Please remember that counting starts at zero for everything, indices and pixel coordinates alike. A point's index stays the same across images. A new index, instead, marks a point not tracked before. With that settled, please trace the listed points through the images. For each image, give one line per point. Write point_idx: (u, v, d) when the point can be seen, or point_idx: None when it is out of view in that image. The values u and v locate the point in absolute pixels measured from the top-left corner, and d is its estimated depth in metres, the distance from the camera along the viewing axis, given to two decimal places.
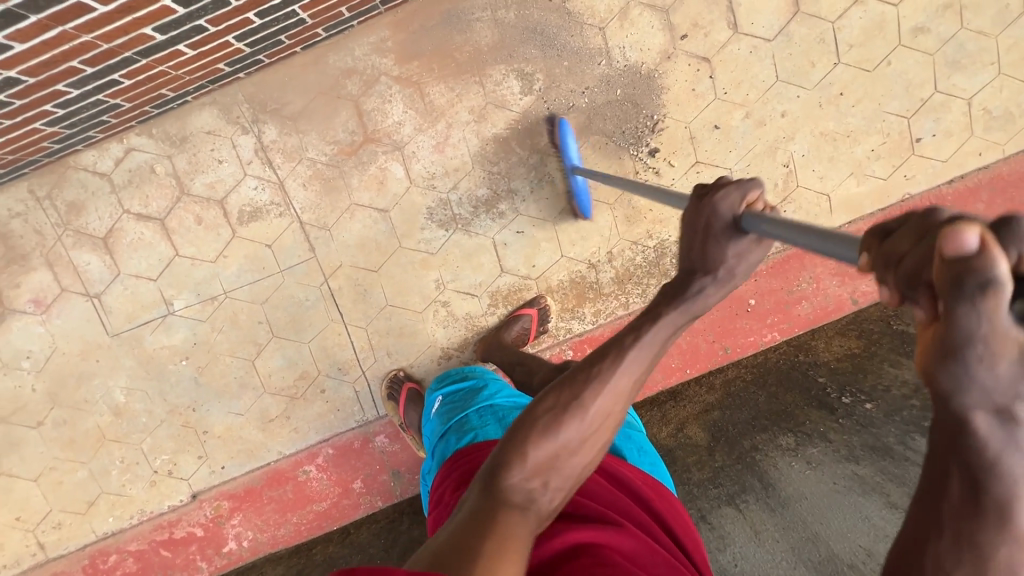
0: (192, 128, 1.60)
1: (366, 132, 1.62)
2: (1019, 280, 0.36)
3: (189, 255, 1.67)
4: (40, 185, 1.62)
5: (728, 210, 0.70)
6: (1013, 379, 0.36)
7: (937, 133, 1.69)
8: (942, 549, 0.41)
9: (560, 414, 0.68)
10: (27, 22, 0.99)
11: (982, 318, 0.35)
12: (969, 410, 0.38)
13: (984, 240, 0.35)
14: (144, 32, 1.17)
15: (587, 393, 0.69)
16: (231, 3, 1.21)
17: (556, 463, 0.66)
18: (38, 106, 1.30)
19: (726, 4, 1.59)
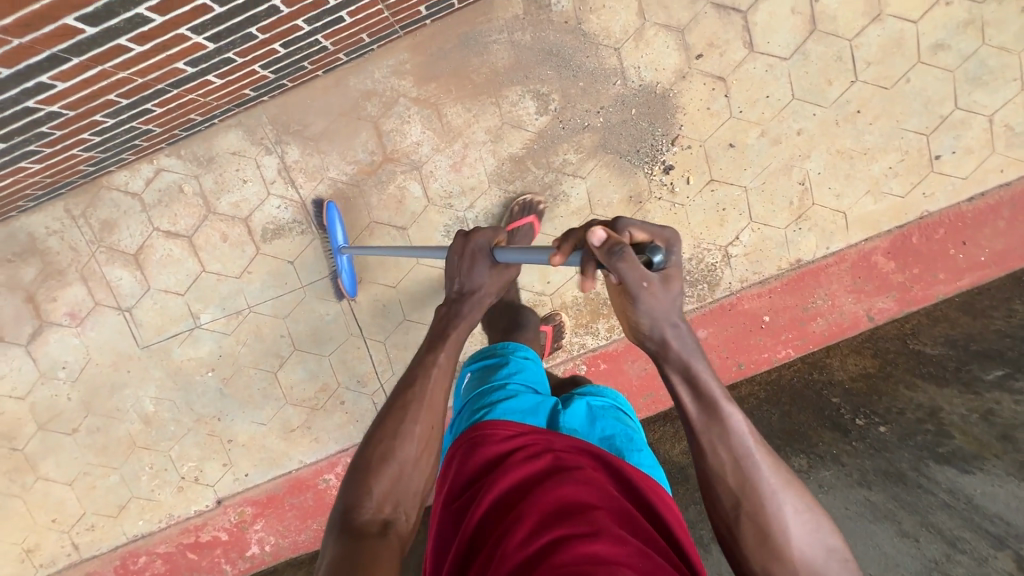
0: (218, 149, 1.66)
1: (385, 152, 1.66)
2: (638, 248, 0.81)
3: (216, 271, 1.73)
4: (76, 205, 1.69)
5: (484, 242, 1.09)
6: (661, 295, 0.81)
7: (957, 150, 1.67)
8: (711, 429, 0.79)
9: (390, 443, 0.91)
10: (69, 65, 1.05)
11: (630, 270, 0.76)
12: (661, 326, 0.83)
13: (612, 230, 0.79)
14: (177, 66, 1.22)
15: (408, 418, 0.93)
16: (258, 37, 1.25)
17: (399, 483, 0.89)
18: (76, 134, 1.37)
19: (742, 23, 1.59)
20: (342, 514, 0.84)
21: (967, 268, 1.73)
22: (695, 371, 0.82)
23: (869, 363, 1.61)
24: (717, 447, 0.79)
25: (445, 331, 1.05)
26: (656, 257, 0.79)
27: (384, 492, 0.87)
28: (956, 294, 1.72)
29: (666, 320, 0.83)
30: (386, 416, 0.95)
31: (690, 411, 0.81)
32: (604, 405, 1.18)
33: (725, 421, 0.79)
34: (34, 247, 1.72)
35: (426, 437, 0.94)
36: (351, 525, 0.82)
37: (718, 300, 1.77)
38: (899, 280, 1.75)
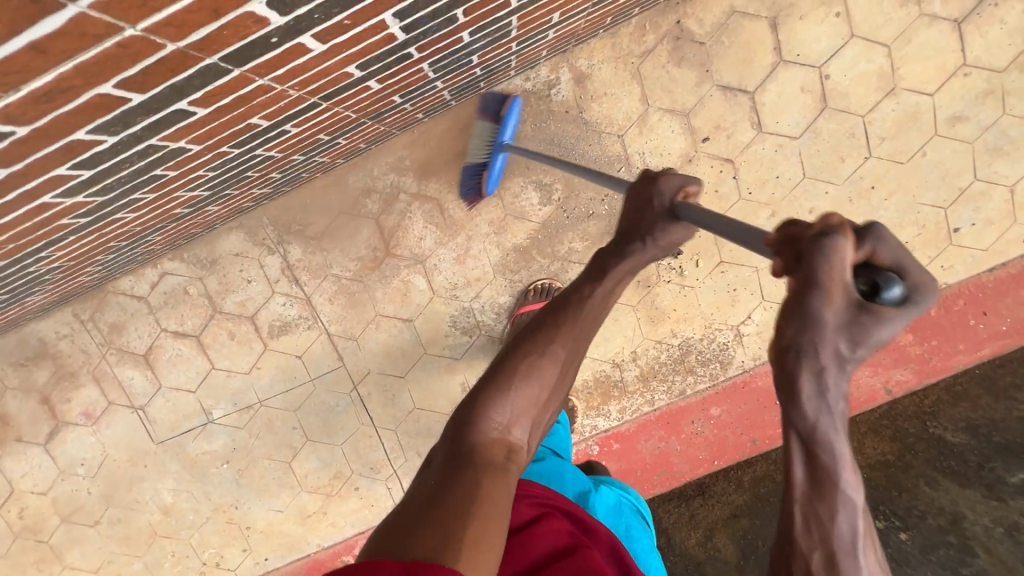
0: (221, 251, 1.65)
1: (387, 247, 1.64)
2: (865, 266, 0.51)
3: (225, 368, 1.73)
4: (84, 309, 1.70)
5: (669, 195, 0.80)
6: (837, 330, 0.48)
7: (977, 222, 1.62)
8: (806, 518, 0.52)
9: (533, 362, 0.81)
10: (59, 255, 1.11)
11: (833, 267, 0.49)
12: (800, 369, 0.50)
13: (840, 225, 0.51)
14: (169, 221, 1.27)
15: (556, 343, 0.83)
16: (250, 182, 1.27)
17: (523, 414, 0.80)
18: (83, 272, 1.41)
19: (749, 103, 1.54)
20: (460, 422, 0.79)
21: (987, 338, 1.67)
22: (831, 440, 0.50)
23: (889, 447, 1.52)
24: (818, 539, 0.52)
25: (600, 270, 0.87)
26: (892, 286, 0.49)
27: (509, 414, 0.79)
28: (976, 365, 1.66)
29: (826, 351, 0.49)
30: (536, 326, 0.85)
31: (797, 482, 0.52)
32: (627, 501, 1.16)
33: (842, 520, 0.52)
34: (45, 351, 1.73)
35: (565, 366, 0.84)
36: (472, 443, 0.75)
37: (730, 376, 1.74)
38: (916, 351, 1.70)
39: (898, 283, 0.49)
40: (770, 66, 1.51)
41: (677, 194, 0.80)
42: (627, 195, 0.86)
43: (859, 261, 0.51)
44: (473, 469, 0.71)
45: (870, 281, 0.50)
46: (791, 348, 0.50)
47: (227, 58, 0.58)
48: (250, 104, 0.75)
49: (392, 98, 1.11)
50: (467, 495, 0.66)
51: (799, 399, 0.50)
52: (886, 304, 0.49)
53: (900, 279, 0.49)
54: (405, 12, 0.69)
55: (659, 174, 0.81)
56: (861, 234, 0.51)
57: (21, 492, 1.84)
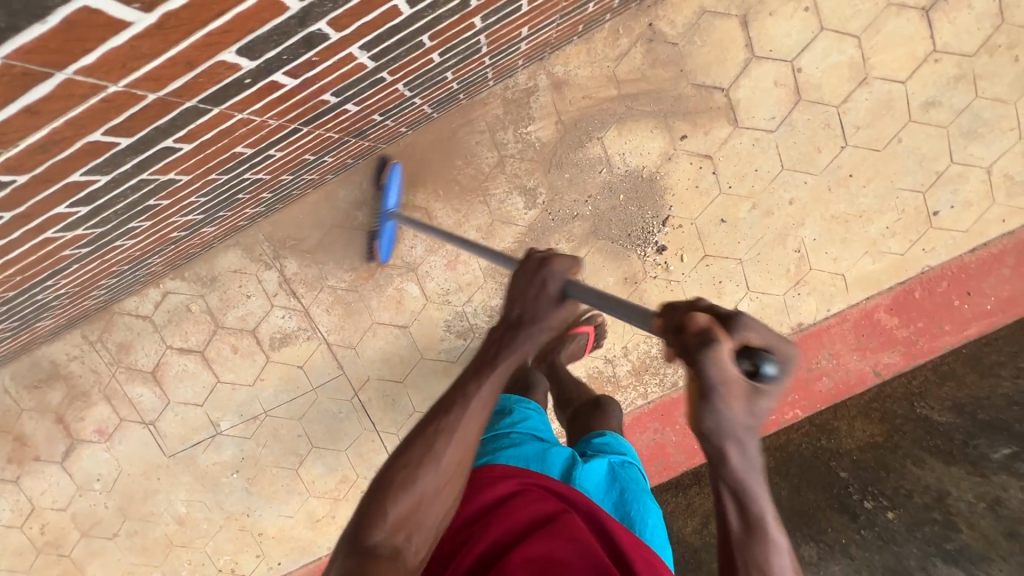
0: (220, 269, 1.71)
1: (380, 257, 1.69)
2: (742, 350, 0.62)
3: (230, 381, 1.79)
4: (92, 330, 1.77)
5: (561, 278, 0.80)
6: (742, 413, 0.63)
7: (956, 205, 1.65)
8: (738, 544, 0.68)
9: (414, 467, 0.77)
10: (61, 283, 1.18)
11: (723, 367, 0.61)
12: (726, 444, 0.65)
13: (709, 319, 0.63)
14: (167, 244, 1.34)
15: (439, 446, 0.78)
16: (240, 203, 1.33)
17: (416, 515, 0.77)
18: (88, 296, 1.48)
19: (725, 100, 1.58)
20: (354, 527, 0.77)
21: (973, 317, 1.71)
22: (751, 488, 0.67)
23: (877, 429, 1.59)
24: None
25: (489, 360, 0.81)
26: (767, 365, 0.61)
27: (404, 509, 0.76)
28: (964, 345, 1.70)
29: (734, 432, 0.64)
30: (424, 426, 0.80)
31: (733, 527, 0.68)
32: (619, 465, 1.16)
33: (774, 546, 0.67)
34: (58, 372, 1.80)
35: (460, 451, 0.79)
36: (361, 547, 0.74)
37: None
38: (902, 334, 1.74)
39: (772, 361, 0.61)
40: (743, 62, 1.55)
41: (567, 270, 0.81)
42: (511, 276, 0.83)
43: (738, 347, 0.62)
44: (366, 567, 0.71)
45: (752, 362, 0.61)
46: (708, 433, 0.64)
47: (205, 100, 0.63)
48: (232, 136, 0.80)
49: (371, 116, 1.16)
50: None
51: (729, 462, 0.66)
52: (766, 379, 0.61)
53: (772, 358, 0.61)
54: (370, 45, 0.74)
55: (547, 254, 0.81)
56: (729, 322, 0.62)
57: (42, 508, 1.90)
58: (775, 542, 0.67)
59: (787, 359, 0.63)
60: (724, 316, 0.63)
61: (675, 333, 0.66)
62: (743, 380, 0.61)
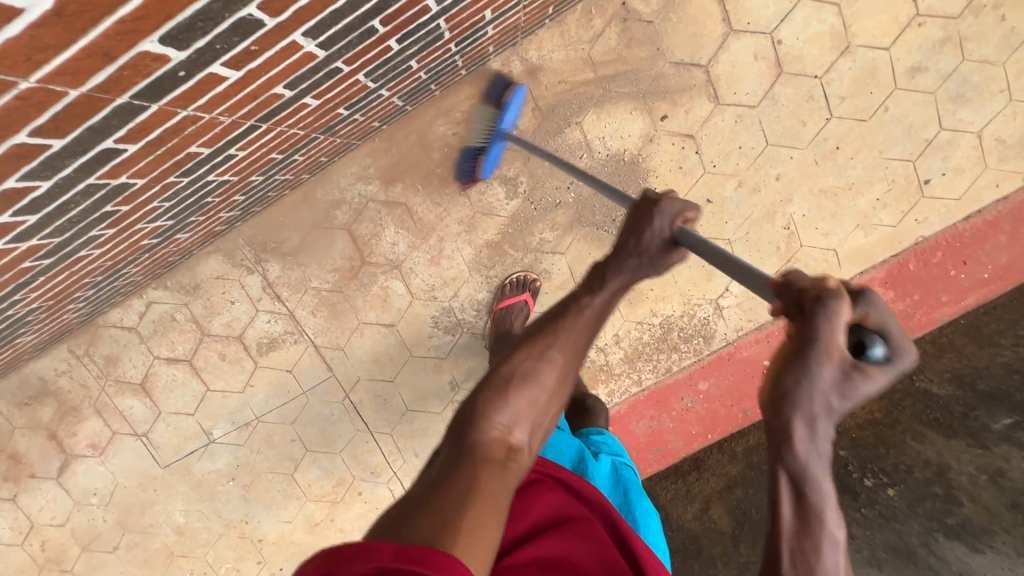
0: (202, 276, 1.69)
1: (362, 256, 1.67)
2: (855, 324, 0.53)
3: (220, 388, 1.78)
4: (78, 344, 1.76)
5: (670, 222, 0.81)
6: (831, 382, 0.51)
7: (947, 172, 1.61)
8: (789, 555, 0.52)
9: (534, 364, 0.76)
10: (30, 299, 1.14)
11: (833, 323, 0.52)
12: (797, 416, 0.52)
13: (839, 287, 0.54)
14: (140, 253, 1.30)
15: (557, 344, 0.78)
16: (211, 208, 1.29)
17: (529, 412, 0.75)
18: (65, 312, 1.45)
19: (704, 77, 1.54)
20: (465, 422, 0.73)
21: (970, 287, 1.67)
22: (818, 483, 0.52)
23: (876, 406, 1.54)
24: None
25: (603, 276, 0.82)
26: (876, 347, 0.52)
27: (515, 419, 0.74)
28: (961, 316, 1.67)
29: (814, 406, 0.51)
30: (547, 325, 0.80)
31: (784, 521, 0.53)
32: (624, 464, 1.12)
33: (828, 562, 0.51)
34: (47, 389, 1.79)
35: (568, 371, 0.78)
36: (471, 441, 0.70)
37: (716, 351, 1.75)
38: (898, 308, 1.70)
39: (882, 346, 0.52)
40: (721, 37, 1.51)
41: (677, 219, 0.81)
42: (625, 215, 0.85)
43: (852, 320, 0.53)
44: (475, 465, 0.67)
45: (867, 343, 0.52)
46: (784, 396, 0.52)
47: (138, 96, 0.61)
48: (182, 135, 0.78)
49: (337, 111, 1.13)
50: (464, 502, 0.61)
51: (790, 439, 0.52)
52: (867, 363, 0.52)
53: (884, 341, 0.52)
54: (314, 31, 0.71)
55: (661, 199, 0.82)
56: (855, 296, 0.54)
57: (41, 525, 1.89)
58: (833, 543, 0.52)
59: (900, 354, 0.52)
60: (854, 289, 0.54)
61: (782, 290, 0.59)
62: (841, 349, 0.52)
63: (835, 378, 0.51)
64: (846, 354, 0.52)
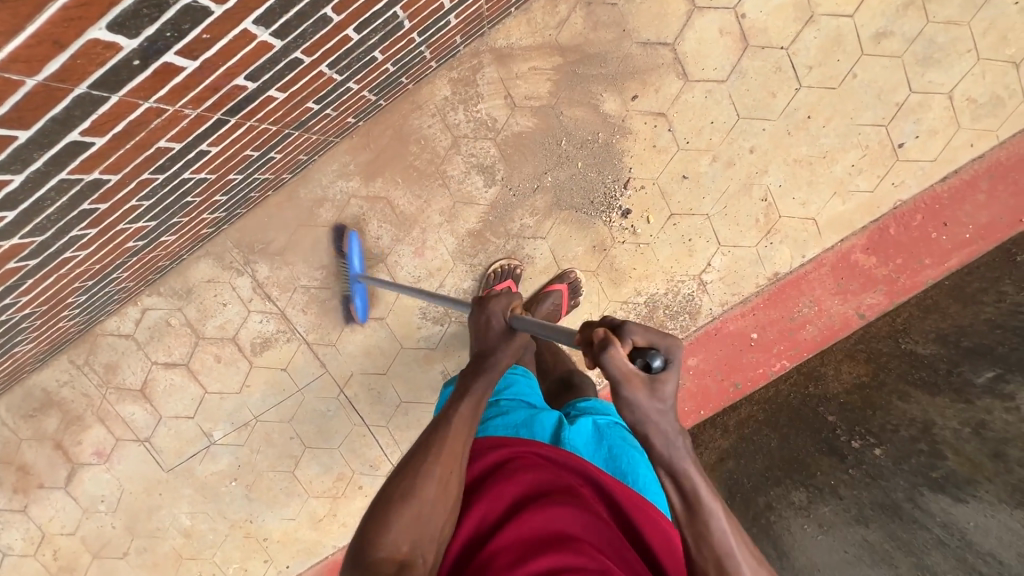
0: (193, 280, 1.73)
1: (348, 252, 1.70)
2: (635, 351, 0.70)
3: (218, 391, 1.82)
4: (78, 354, 1.80)
5: (502, 313, 0.90)
6: (655, 400, 0.69)
7: (921, 134, 1.62)
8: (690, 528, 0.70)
9: (413, 480, 0.80)
10: (18, 305, 1.15)
11: (619, 364, 0.68)
12: (654, 434, 0.70)
13: (607, 333, 0.70)
14: (125, 256, 1.31)
15: (432, 457, 0.82)
16: (192, 208, 1.30)
17: (420, 524, 0.77)
18: (58, 321, 1.48)
19: (672, 54, 1.56)
20: (356, 553, 0.76)
21: (953, 248, 1.68)
22: (685, 471, 0.71)
23: (864, 370, 1.55)
24: (707, 551, 0.70)
25: (466, 382, 0.88)
26: (656, 361, 0.68)
27: (402, 532, 0.76)
28: (945, 277, 1.67)
29: (659, 425, 0.70)
30: (419, 442, 0.85)
31: (679, 512, 0.71)
32: (609, 422, 1.13)
33: (717, 521, 0.70)
34: (51, 400, 1.84)
35: (451, 477, 0.81)
36: (367, 562, 0.73)
37: (702, 326, 1.76)
38: (881, 273, 1.71)
39: (659, 355, 0.68)
40: (685, 15, 1.54)
41: (505, 310, 0.91)
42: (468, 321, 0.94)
43: (629, 350, 0.70)
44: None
45: (646, 355, 0.69)
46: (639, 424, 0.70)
47: (97, 86, 0.64)
48: (149, 128, 0.81)
49: (307, 105, 1.16)
50: None
51: (656, 451, 0.71)
52: (655, 370, 0.69)
53: (658, 353, 0.69)
54: (266, 19, 0.74)
55: (486, 299, 0.92)
56: (618, 333, 0.71)
57: (52, 535, 1.93)
58: (716, 519, 0.70)
59: (669, 351, 0.70)
60: (618, 326, 0.72)
61: (584, 345, 0.73)
62: (639, 373, 0.69)
63: (654, 396, 0.69)
64: (644, 376, 0.69)
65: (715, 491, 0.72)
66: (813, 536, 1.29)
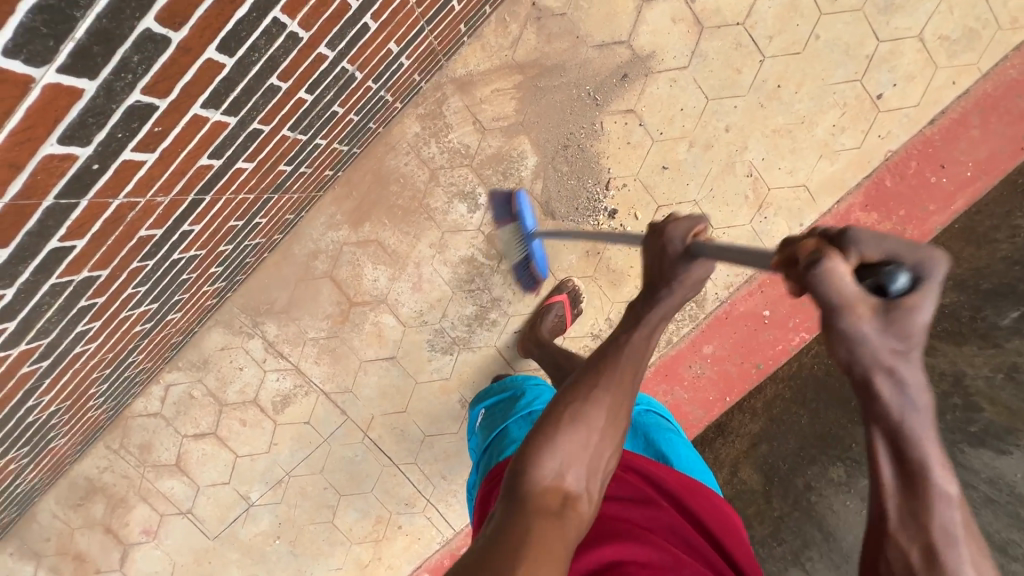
0: (208, 351, 1.79)
1: (350, 298, 1.74)
2: (864, 268, 0.53)
3: (248, 453, 1.86)
4: (114, 439, 1.87)
5: (680, 241, 0.78)
6: (877, 333, 0.52)
7: (898, 82, 1.59)
8: (901, 510, 0.53)
9: (576, 409, 0.73)
10: (41, 403, 1.20)
11: (840, 283, 0.52)
12: (872, 374, 0.53)
13: (825, 251, 0.53)
14: (135, 339, 1.36)
15: (596, 390, 0.74)
16: (188, 283, 1.34)
17: (577, 463, 0.70)
18: (86, 411, 1.53)
19: (630, 50, 1.57)
20: (510, 482, 0.68)
21: (956, 189, 1.62)
22: (913, 432, 0.53)
23: None
24: (922, 538, 0.52)
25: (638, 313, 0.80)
26: (900, 279, 0.51)
27: (569, 460, 0.69)
28: (954, 221, 1.62)
29: (889, 358, 0.52)
30: (577, 378, 0.78)
31: (884, 476, 0.54)
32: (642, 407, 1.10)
33: (937, 505, 0.52)
34: (94, 486, 1.90)
35: (616, 415, 0.74)
36: (523, 494, 0.66)
37: (713, 312, 1.74)
38: (886, 228, 1.65)
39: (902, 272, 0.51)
40: (635, 10, 1.55)
41: (686, 236, 0.78)
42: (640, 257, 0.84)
43: (855, 265, 0.53)
44: (531, 518, 0.62)
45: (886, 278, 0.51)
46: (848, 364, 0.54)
47: (64, 195, 0.68)
48: (127, 221, 0.85)
49: (279, 168, 1.20)
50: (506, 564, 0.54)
51: (878, 396, 0.53)
52: (896, 296, 0.51)
53: (904, 269, 0.51)
54: (214, 101, 0.78)
55: (665, 224, 0.80)
56: (843, 242, 0.54)
57: None
58: (942, 494, 0.52)
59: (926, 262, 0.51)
60: (837, 235, 0.55)
61: (785, 267, 0.58)
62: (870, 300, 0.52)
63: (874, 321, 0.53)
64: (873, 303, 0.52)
65: (946, 464, 0.54)
66: (856, 512, 1.23)
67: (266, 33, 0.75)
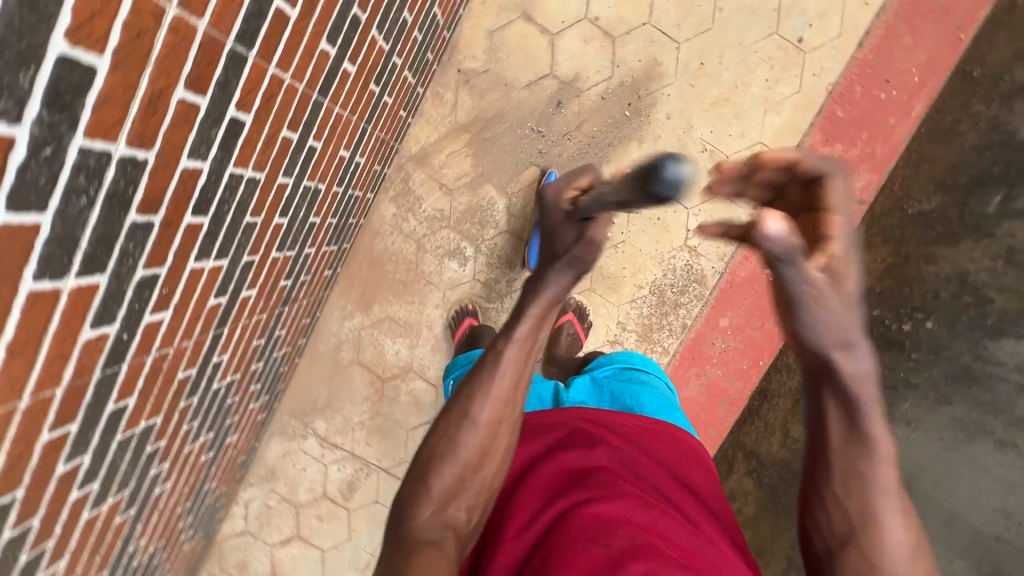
0: (272, 461, 1.93)
1: (380, 376, 1.86)
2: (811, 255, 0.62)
3: (332, 546, 1.96)
4: (213, 567, 2.01)
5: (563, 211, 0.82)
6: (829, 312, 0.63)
7: (813, 21, 1.65)
8: (835, 467, 0.68)
9: (450, 437, 0.79)
10: (139, 548, 1.34)
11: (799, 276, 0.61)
12: (830, 351, 0.65)
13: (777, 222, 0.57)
14: (203, 468, 1.51)
15: (472, 406, 0.80)
16: (234, 406, 1.49)
17: (466, 482, 0.78)
18: (180, 546, 1.68)
19: (556, 79, 1.70)
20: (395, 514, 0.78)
21: (910, 97, 1.62)
22: (859, 406, 0.66)
23: (888, 253, 1.57)
24: (853, 499, 0.68)
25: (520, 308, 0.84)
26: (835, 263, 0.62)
27: (448, 491, 0.77)
28: (920, 127, 1.62)
29: (840, 341, 0.64)
30: (456, 394, 0.84)
31: (831, 435, 0.68)
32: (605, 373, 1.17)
33: (874, 464, 0.67)
34: None
35: (501, 416, 0.81)
36: (408, 528, 0.75)
37: (717, 285, 1.76)
38: (855, 155, 1.66)
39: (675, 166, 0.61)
40: (548, 44, 1.69)
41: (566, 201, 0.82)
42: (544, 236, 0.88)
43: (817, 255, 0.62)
44: (415, 552, 0.72)
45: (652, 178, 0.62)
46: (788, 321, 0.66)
47: (106, 366, 0.83)
48: (163, 370, 1.00)
49: (281, 284, 1.36)
50: None
51: (836, 373, 0.66)
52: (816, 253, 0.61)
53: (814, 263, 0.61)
54: (203, 253, 0.93)
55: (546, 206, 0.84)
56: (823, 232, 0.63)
57: None
58: (881, 455, 0.67)
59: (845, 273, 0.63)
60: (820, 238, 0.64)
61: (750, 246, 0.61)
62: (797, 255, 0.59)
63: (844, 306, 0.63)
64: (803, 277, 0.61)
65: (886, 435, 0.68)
66: (909, 436, 1.53)
67: (227, 187, 0.90)
